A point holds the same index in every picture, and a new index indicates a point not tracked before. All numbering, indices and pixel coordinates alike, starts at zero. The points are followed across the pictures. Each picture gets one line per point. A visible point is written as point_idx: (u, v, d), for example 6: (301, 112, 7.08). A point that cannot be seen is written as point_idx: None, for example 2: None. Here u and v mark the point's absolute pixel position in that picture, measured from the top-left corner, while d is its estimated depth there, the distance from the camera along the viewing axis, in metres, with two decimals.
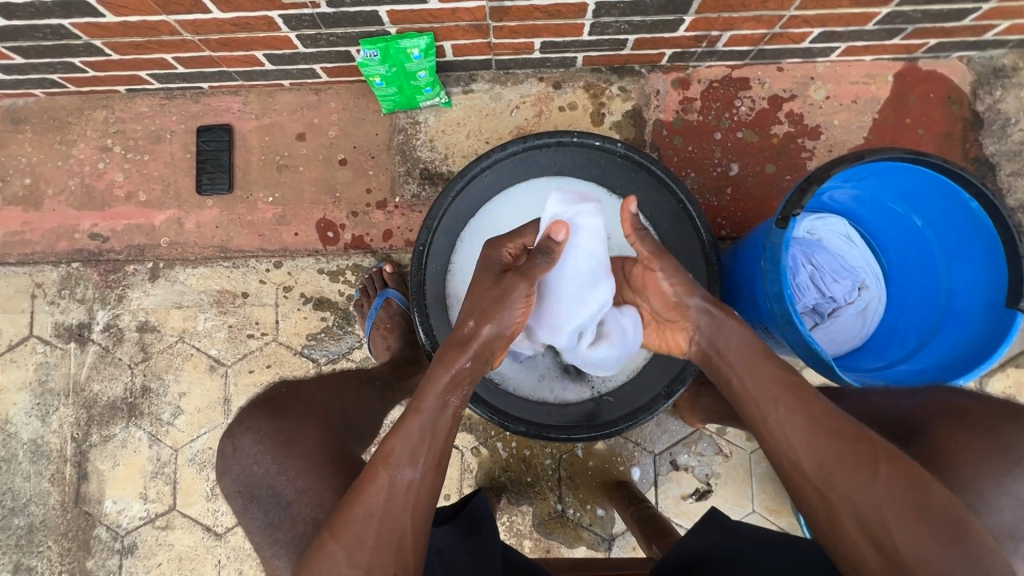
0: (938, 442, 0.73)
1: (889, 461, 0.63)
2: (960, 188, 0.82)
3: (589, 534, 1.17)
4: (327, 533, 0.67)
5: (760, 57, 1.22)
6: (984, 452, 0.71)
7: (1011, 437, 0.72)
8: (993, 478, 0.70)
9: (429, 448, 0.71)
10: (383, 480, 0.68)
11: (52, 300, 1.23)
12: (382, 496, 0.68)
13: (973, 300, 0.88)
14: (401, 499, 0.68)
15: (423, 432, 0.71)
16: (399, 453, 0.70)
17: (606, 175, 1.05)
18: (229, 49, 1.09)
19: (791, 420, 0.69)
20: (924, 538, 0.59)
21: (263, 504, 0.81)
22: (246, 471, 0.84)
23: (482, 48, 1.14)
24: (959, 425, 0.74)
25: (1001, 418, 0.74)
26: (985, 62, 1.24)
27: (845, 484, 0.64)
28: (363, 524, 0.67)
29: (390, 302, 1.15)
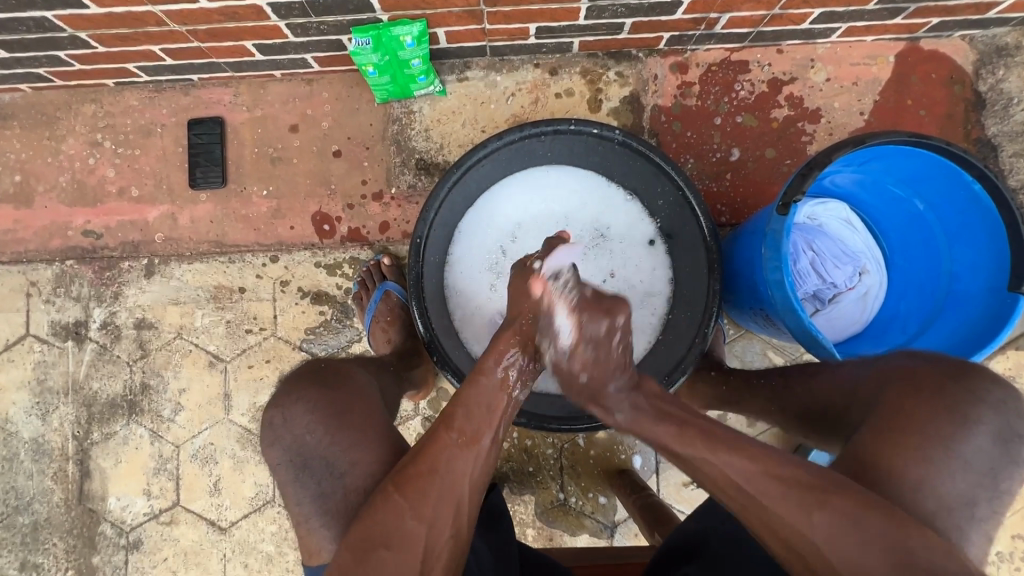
0: (892, 407, 0.68)
1: (822, 502, 0.62)
2: (962, 171, 0.81)
3: (591, 522, 1.18)
4: (392, 487, 0.70)
5: (760, 39, 1.20)
6: (933, 414, 0.65)
7: (957, 398, 0.66)
8: (941, 441, 0.64)
9: (488, 417, 0.73)
10: (446, 441, 0.71)
11: (47, 299, 1.22)
12: (445, 458, 0.71)
13: (974, 284, 0.88)
14: (462, 465, 0.71)
15: (483, 403, 0.74)
16: (462, 417, 0.72)
17: (605, 162, 1.04)
18: (218, 39, 1.07)
19: (730, 466, 0.66)
20: (869, 562, 0.59)
21: (315, 473, 0.76)
22: (298, 441, 0.76)
23: (476, 35, 1.12)
24: (909, 388, 0.68)
25: (947, 376, 0.68)
26: (987, 40, 1.22)
27: (791, 526, 0.63)
28: (427, 482, 0.69)
29: (389, 294, 1.13)
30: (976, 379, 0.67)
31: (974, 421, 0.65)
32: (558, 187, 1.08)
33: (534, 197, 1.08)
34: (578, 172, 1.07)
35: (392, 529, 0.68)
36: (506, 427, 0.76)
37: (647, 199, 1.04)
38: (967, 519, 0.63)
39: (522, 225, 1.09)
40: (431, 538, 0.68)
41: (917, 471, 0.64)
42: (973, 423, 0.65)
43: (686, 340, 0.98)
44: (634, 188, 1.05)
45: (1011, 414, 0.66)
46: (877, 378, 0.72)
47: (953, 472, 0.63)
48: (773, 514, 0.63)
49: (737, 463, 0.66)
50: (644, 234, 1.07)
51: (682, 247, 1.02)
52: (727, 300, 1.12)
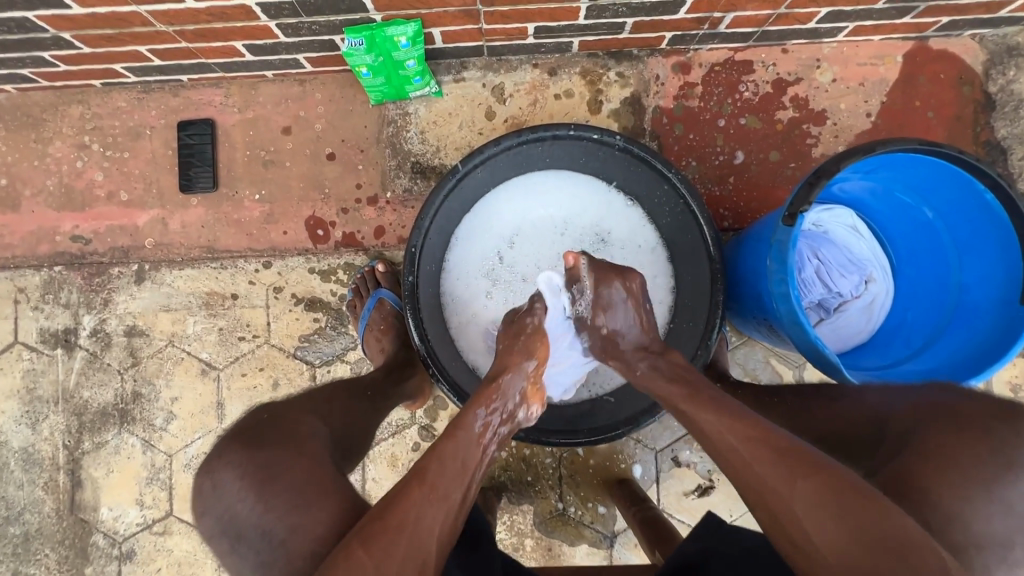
0: (933, 445, 0.64)
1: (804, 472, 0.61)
2: (974, 180, 0.78)
3: (590, 532, 1.16)
4: (357, 540, 0.62)
5: (764, 38, 1.17)
6: (977, 459, 0.61)
7: (1001, 439, 0.62)
8: (985, 486, 0.60)
9: (462, 475, 0.71)
10: (416, 497, 0.67)
11: (35, 306, 1.19)
12: (415, 512, 0.66)
13: (985, 297, 0.85)
14: (429, 522, 0.66)
15: (458, 461, 0.72)
16: (435, 473, 0.69)
17: (605, 167, 1.01)
18: (206, 40, 1.04)
19: (722, 428, 0.69)
20: (835, 538, 0.57)
21: (252, 543, 0.68)
22: (229, 510, 0.70)
23: (473, 35, 1.09)
24: (951, 427, 0.65)
25: (993, 419, 0.64)
26: (998, 40, 1.19)
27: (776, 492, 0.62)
28: (396, 537, 0.63)
29: (384, 302, 1.11)
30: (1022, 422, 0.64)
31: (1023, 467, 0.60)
32: (557, 192, 1.05)
33: (532, 203, 1.06)
34: (577, 178, 1.05)
35: None
36: (475, 486, 0.74)
37: (648, 205, 1.02)
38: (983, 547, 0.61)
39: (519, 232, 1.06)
40: None
41: (952, 511, 0.59)
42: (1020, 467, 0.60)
43: (689, 352, 0.95)
44: (635, 193, 1.02)
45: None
46: (912, 415, 0.69)
47: (992, 514, 0.59)
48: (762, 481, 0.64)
49: (725, 424, 0.69)
50: (646, 242, 1.04)
51: (685, 256, 0.99)
52: (731, 307, 1.10)
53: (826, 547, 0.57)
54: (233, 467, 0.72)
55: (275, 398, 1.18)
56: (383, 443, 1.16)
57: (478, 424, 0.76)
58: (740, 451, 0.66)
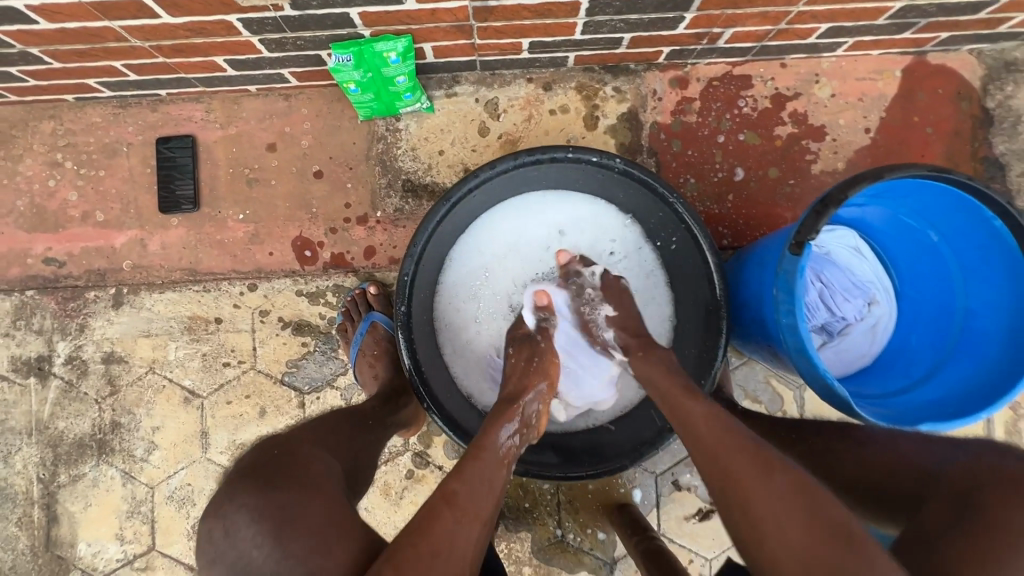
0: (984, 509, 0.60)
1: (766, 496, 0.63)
2: (982, 207, 0.77)
3: (590, 559, 1.13)
4: (389, 566, 0.61)
5: (763, 53, 1.14)
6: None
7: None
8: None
9: (489, 495, 0.72)
10: (449, 521, 0.67)
11: (6, 333, 1.13)
12: (447, 536, 0.66)
13: (991, 324, 0.83)
14: (464, 544, 0.66)
15: (484, 481, 0.72)
16: (465, 497, 0.69)
17: (604, 188, 0.98)
18: (185, 55, 0.99)
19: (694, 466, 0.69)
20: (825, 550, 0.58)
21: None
22: (244, 557, 0.65)
23: (466, 50, 1.05)
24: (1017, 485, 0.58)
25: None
26: (996, 55, 1.18)
27: (747, 483, 0.64)
28: (430, 566, 0.62)
29: (376, 326, 1.08)
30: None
31: None
32: (554, 213, 1.02)
33: (529, 221, 1.02)
34: (575, 197, 1.01)
35: None
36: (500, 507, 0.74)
37: (648, 227, 0.99)
38: None
39: (516, 251, 1.03)
40: None
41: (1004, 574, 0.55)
42: None
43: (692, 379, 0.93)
44: (634, 213, 0.99)
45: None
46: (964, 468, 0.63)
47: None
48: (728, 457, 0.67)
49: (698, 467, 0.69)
50: (644, 264, 1.02)
51: (685, 279, 0.97)
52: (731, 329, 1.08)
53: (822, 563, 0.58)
54: (246, 511, 0.67)
55: (262, 426, 1.13)
56: (376, 472, 1.12)
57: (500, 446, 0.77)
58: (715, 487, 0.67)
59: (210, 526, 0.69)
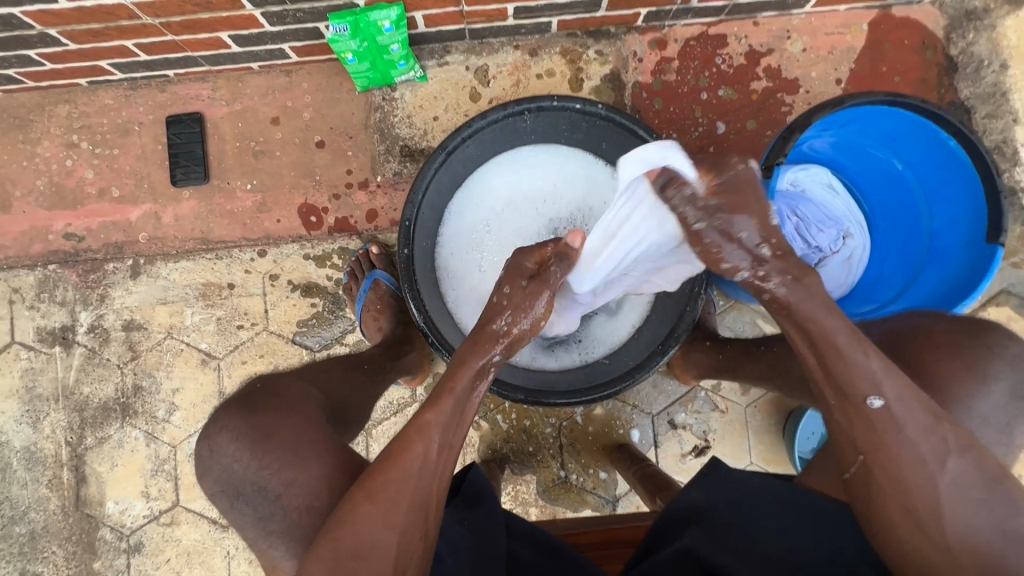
0: (914, 365, 0.71)
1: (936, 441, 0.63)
2: (938, 128, 0.84)
3: (593, 497, 1.19)
4: (361, 495, 0.68)
5: (736, 12, 1.21)
6: (953, 373, 0.69)
7: (975, 355, 0.70)
8: (961, 399, 0.69)
9: (458, 422, 0.71)
10: (418, 452, 0.69)
11: (31, 305, 1.20)
12: (416, 468, 0.68)
13: (954, 239, 0.91)
14: (431, 474, 0.69)
15: (453, 408, 0.71)
16: (436, 427, 0.70)
17: (588, 138, 1.04)
18: (192, 31, 1.05)
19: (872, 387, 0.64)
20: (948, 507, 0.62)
21: (250, 500, 0.75)
22: (226, 470, 0.76)
23: (455, 17, 1.11)
24: (930, 348, 0.72)
25: (962, 334, 0.72)
26: (956, 5, 1.24)
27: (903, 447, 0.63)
28: (397, 492, 0.68)
29: (379, 282, 1.13)
30: (990, 335, 0.72)
31: (990, 378, 0.69)
32: (543, 167, 1.09)
33: (521, 175, 1.09)
34: (561, 149, 1.08)
35: (364, 537, 0.67)
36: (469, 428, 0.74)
37: None
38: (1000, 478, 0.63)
39: (510, 204, 1.09)
40: (398, 548, 0.67)
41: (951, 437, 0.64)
42: (989, 381, 0.69)
43: (678, 309, 0.97)
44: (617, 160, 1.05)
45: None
46: (890, 338, 0.76)
47: (971, 423, 0.68)
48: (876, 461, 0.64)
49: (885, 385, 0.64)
50: None
51: None
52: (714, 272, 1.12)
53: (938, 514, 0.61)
54: (228, 432, 0.77)
55: None
56: (386, 421, 1.19)
57: (478, 371, 0.73)
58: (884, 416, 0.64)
59: (226, 424, 0.77)
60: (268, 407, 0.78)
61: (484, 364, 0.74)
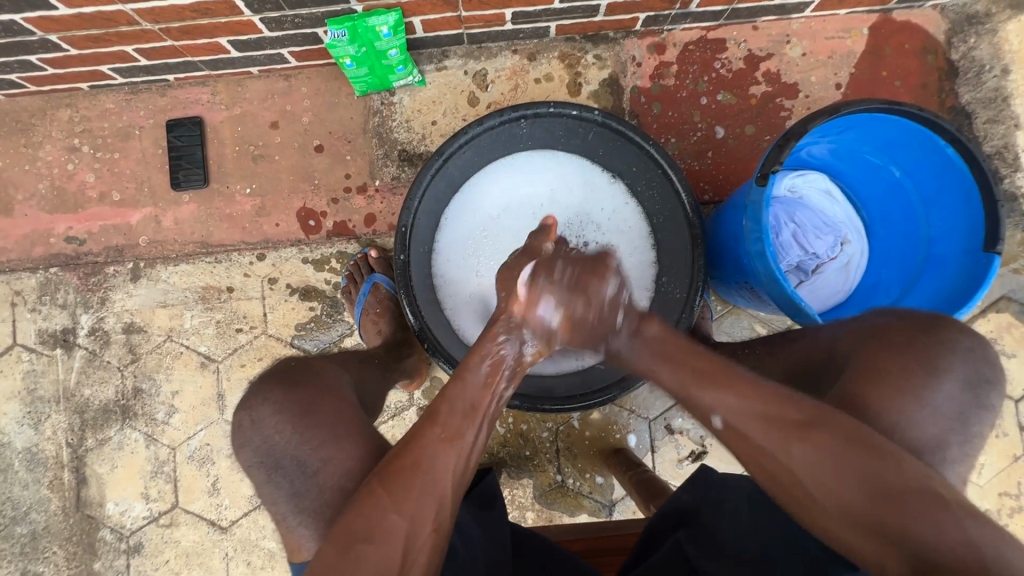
0: (867, 363, 0.69)
1: (805, 435, 0.63)
2: (935, 136, 0.83)
3: (590, 502, 1.19)
4: (377, 480, 0.67)
5: (734, 16, 1.21)
6: (907, 368, 0.67)
7: (928, 350, 0.67)
8: (913, 393, 0.65)
9: (471, 415, 0.73)
10: (432, 437, 0.70)
11: (33, 307, 1.21)
12: (430, 452, 0.69)
13: (951, 247, 0.89)
14: (445, 460, 0.69)
15: (466, 401, 0.73)
16: (448, 414, 0.71)
17: (585, 144, 1.04)
18: (191, 37, 1.06)
19: (719, 399, 0.67)
20: (845, 494, 0.60)
21: (288, 473, 0.74)
22: (262, 444, 0.76)
23: (453, 23, 1.12)
24: (879, 344, 0.70)
25: (918, 331, 0.69)
26: (958, 9, 1.24)
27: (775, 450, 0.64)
28: (411, 478, 0.67)
29: (378, 286, 1.14)
30: (946, 330, 0.69)
31: (944, 372, 0.66)
32: (541, 172, 1.09)
33: (518, 181, 1.09)
34: (558, 155, 1.08)
35: (375, 522, 0.65)
36: (486, 428, 0.75)
37: (629, 179, 1.05)
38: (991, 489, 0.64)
39: (507, 210, 1.09)
40: (410, 537, 0.65)
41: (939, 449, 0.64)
42: (943, 374, 0.66)
43: (674, 316, 0.97)
44: (614, 166, 1.05)
45: (978, 362, 0.67)
46: (852, 338, 0.74)
47: (922, 416, 0.64)
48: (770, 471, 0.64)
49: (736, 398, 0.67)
50: (629, 216, 1.08)
51: (666, 223, 1.02)
52: (713, 277, 1.13)
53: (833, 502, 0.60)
54: (270, 404, 0.77)
55: None
56: (384, 425, 1.19)
57: (487, 363, 0.76)
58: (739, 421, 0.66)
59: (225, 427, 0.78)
60: (305, 384, 0.79)
61: (495, 360, 0.76)
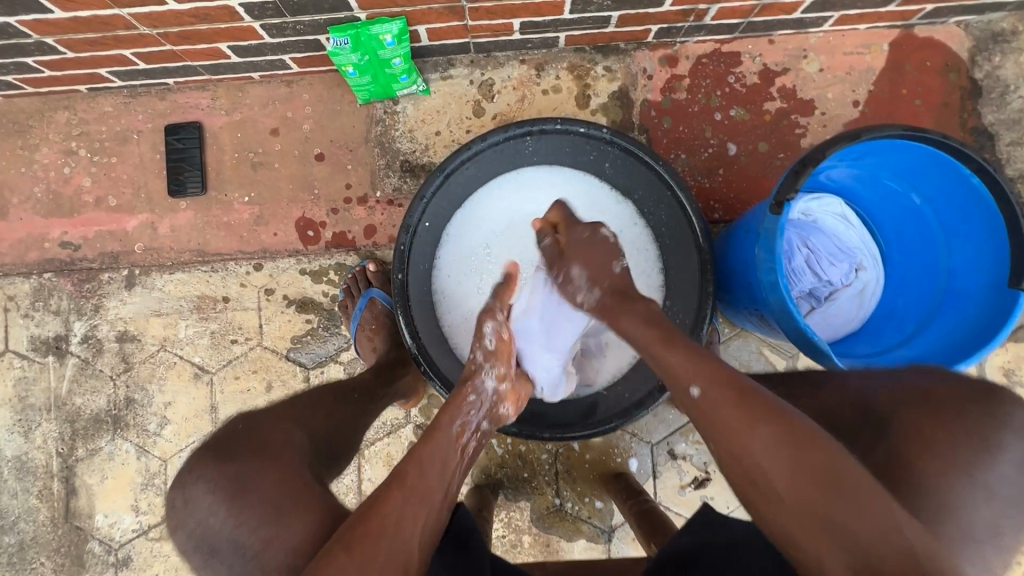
0: (909, 432, 0.63)
1: (768, 419, 0.61)
2: (959, 164, 0.79)
3: (588, 527, 1.16)
4: (339, 545, 0.60)
5: (750, 30, 1.17)
6: (959, 442, 0.60)
7: (980, 423, 0.61)
8: (963, 469, 0.59)
9: (442, 475, 0.72)
10: (399, 500, 0.66)
11: (26, 313, 1.19)
12: (398, 516, 0.65)
13: (973, 280, 0.85)
14: (412, 525, 0.65)
15: (437, 461, 0.72)
16: (417, 475, 0.69)
17: (593, 160, 1.00)
18: (191, 42, 1.03)
19: (687, 373, 0.68)
20: (795, 482, 0.58)
21: (225, 558, 0.67)
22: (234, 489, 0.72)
23: (459, 31, 1.08)
24: (927, 414, 0.63)
25: (968, 401, 0.63)
26: (983, 26, 1.19)
27: (734, 432, 0.62)
28: (377, 545, 0.61)
29: (374, 301, 1.11)
30: (998, 401, 0.63)
31: (997, 447, 0.60)
32: (548, 187, 1.05)
33: (523, 197, 1.06)
34: (564, 172, 1.04)
35: None
36: (453, 491, 0.74)
37: (638, 197, 1.01)
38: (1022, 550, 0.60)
39: (510, 227, 1.05)
40: None
41: None
42: (996, 451, 0.60)
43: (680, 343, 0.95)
44: (622, 183, 1.02)
45: None
46: (888, 398, 0.68)
47: (975, 499, 0.58)
48: (713, 418, 0.64)
49: (704, 375, 0.67)
50: (637, 235, 1.04)
51: (674, 244, 0.98)
52: (721, 299, 1.09)
53: (783, 492, 0.58)
54: (220, 459, 0.73)
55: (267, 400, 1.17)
56: (378, 442, 1.16)
57: (456, 426, 0.77)
58: (704, 399, 0.66)
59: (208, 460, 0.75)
60: None
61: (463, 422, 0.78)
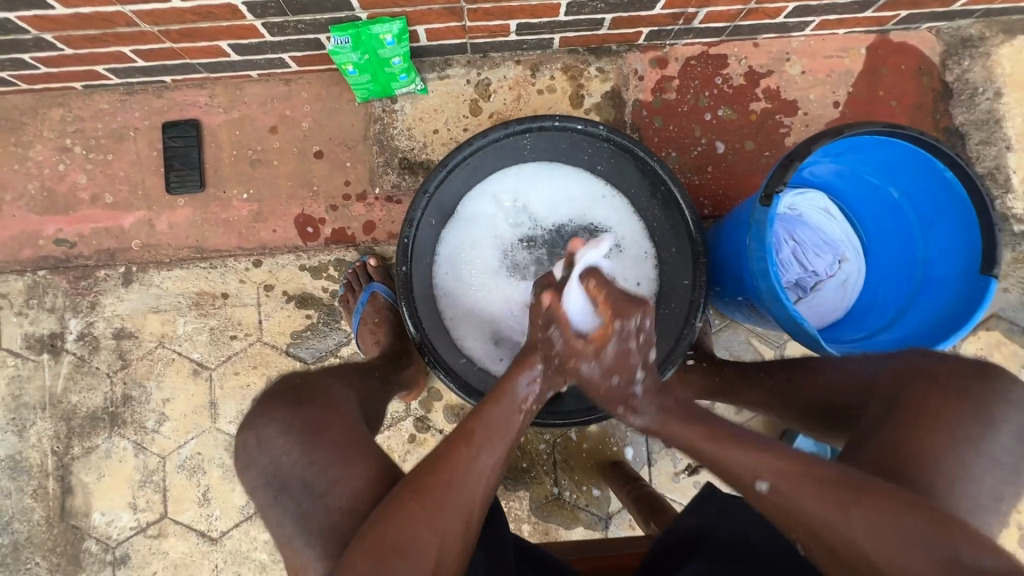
0: (920, 409, 0.67)
1: (845, 496, 0.62)
2: (934, 160, 0.84)
3: (586, 515, 1.19)
4: (408, 494, 0.67)
5: (736, 33, 1.22)
6: (958, 419, 0.66)
7: (985, 399, 0.67)
8: (971, 441, 0.65)
9: (504, 436, 0.75)
10: (463, 455, 0.71)
11: (19, 311, 1.18)
12: (463, 468, 0.71)
13: (947, 269, 0.91)
14: (476, 479, 0.71)
15: (502, 424, 0.75)
16: (481, 434, 0.73)
17: (588, 156, 1.04)
18: (192, 39, 1.04)
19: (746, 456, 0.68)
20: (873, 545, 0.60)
21: (294, 495, 0.73)
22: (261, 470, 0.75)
23: (457, 32, 1.11)
24: (934, 387, 0.69)
25: (972, 378, 0.68)
26: (952, 32, 1.26)
27: (815, 512, 0.63)
28: (444, 494, 0.68)
29: (377, 295, 1.12)
30: (997, 381, 0.68)
31: (999, 423, 0.66)
32: (544, 182, 1.08)
33: (520, 192, 1.08)
34: (560, 169, 1.07)
35: (408, 536, 0.65)
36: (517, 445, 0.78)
37: (632, 192, 1.05)
38: (992, 515, 0.65)
39: (509, 222, 1.08)
40: (444, 549, 0.66)
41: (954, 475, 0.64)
42: (998, 424, 0.66)
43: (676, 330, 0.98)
44: (615, 179, 1.06)
45: None
46: (895, 381, 0.72)
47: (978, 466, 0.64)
48: (797, 504, 0.64)
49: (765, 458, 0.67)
50: (631, 228, 1.07)
51: (667, 237, 1.02)
52: (711, 292, 1.14)
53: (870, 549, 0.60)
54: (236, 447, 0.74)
55: None
56: (381, 435, 1.18)
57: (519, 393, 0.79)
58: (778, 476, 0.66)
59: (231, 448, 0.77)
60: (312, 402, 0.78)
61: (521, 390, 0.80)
